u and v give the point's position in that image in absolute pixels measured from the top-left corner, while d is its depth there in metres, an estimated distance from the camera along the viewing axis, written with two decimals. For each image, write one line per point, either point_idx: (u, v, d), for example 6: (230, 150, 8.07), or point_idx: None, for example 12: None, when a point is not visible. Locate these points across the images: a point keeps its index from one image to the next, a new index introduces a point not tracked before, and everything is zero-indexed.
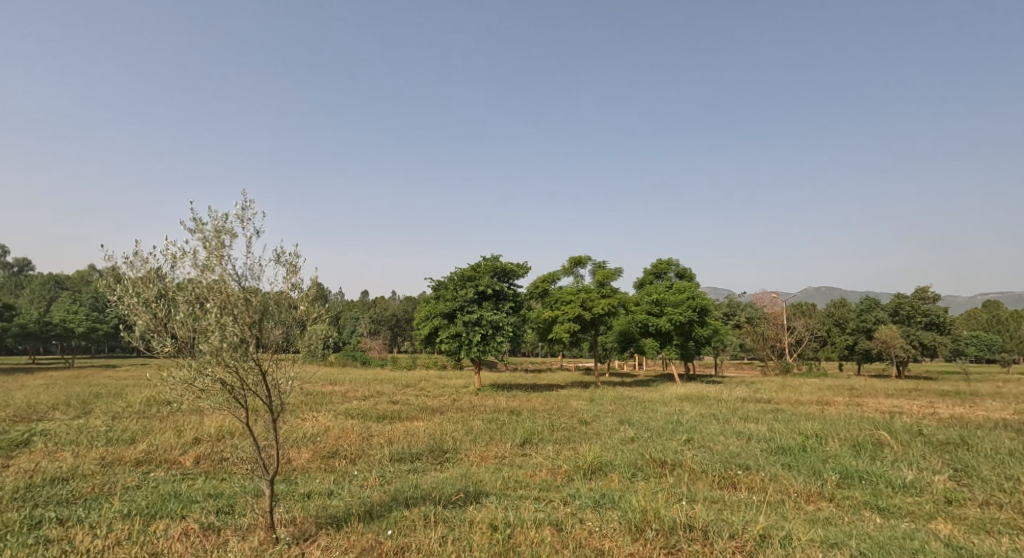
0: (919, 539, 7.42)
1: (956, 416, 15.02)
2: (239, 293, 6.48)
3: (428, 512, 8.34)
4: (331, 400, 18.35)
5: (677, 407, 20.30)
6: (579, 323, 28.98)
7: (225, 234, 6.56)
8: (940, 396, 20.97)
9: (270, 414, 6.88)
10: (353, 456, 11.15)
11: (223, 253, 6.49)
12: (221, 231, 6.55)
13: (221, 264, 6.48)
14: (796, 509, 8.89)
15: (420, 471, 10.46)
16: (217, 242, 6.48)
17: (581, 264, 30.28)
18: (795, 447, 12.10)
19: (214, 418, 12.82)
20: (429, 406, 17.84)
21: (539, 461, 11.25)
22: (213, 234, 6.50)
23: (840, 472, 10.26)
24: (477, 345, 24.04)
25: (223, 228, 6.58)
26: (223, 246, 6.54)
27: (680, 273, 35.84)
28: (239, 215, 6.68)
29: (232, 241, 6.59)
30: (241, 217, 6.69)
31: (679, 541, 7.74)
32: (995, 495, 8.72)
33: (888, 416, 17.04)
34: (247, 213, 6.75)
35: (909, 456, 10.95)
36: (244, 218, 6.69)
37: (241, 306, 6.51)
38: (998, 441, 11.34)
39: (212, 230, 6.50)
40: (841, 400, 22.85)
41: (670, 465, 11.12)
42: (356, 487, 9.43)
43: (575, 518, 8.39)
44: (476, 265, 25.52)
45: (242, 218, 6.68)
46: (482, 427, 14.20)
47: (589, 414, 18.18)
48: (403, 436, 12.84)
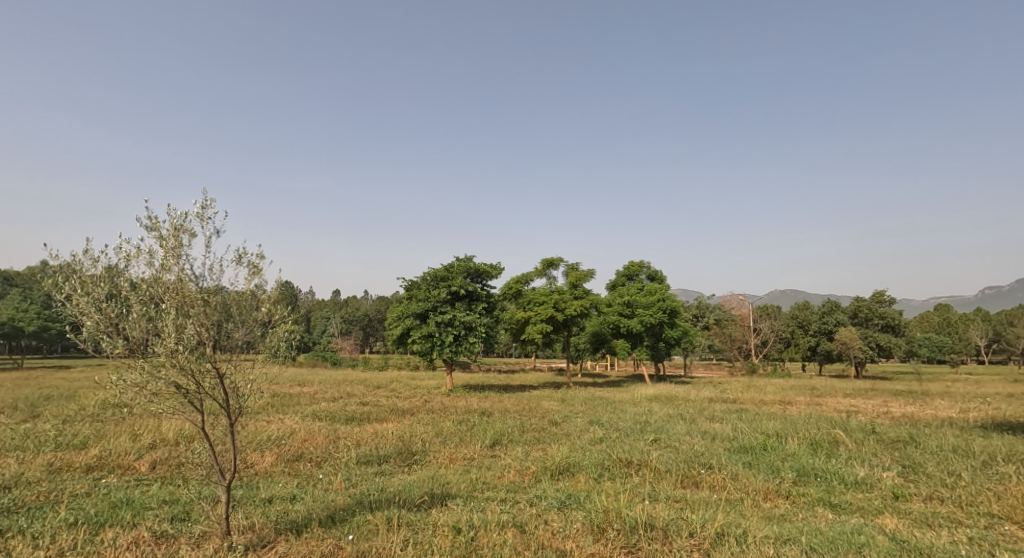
0: (866, 534, 7.71)
1: (908, 415, 15.56)
2: (197, 294, 6.36)
3: (391, 516, 8.31)
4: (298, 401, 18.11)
5: (646, 407, 20.60)
6: (552, 323, 29.19)
7: (183, 234, 6.44)
8: (894, 395, 21.74)
9: (228, 418, 6.76)
10: (319, 459, 11.03)
11: (180, 253, 6.38)
12: (179, 230, 6.43)
13: (179, 264, 6.36)
14: (753, 506, 9.13)
15: (387, 474, 10.42)
16: (174, 242, 6.36)
17: (554, 265, 30.49)
18: (756, 446, 12.39)
19: (172, 422, 12.51)
20: (399, 407, 17.76)
21: (506, 462, 11.31)
22: (171, 233, 6.37)
23: (797, 470, 10.55)
24: (450, 346, 23.99)
25: (181, 227, 6.45)
26: (180, 246, 6.42)
27: (651, 275, 36.36)
28: (198, 214, 6.55)
29: (190, 240, 6.48)
30: (200, 216, 6.56)
31: (640, 540, 7.86)
32: (938, 490, 9.10)
33: (845, 415, 17.61)
34: (206, 212, 6.62)
35: (863, 453, 11.35)
36: (203, 217, 6.56)
37: (199, 307, 6.39)
38: (944, 438, 11.83)
39: (169, 229, 6.38)
40: (802, 400, 23.51)
41: (636, 465, 11.30)
42: (320, 490, 9.35)
43: (539, 519, 8.47)
44: (449, 266, 25.42)
45: (200, 217, 6.55)
46: (452, 429, 14.21)
47: (559, 414, 18.35)
48: (370, 438, 12.77)
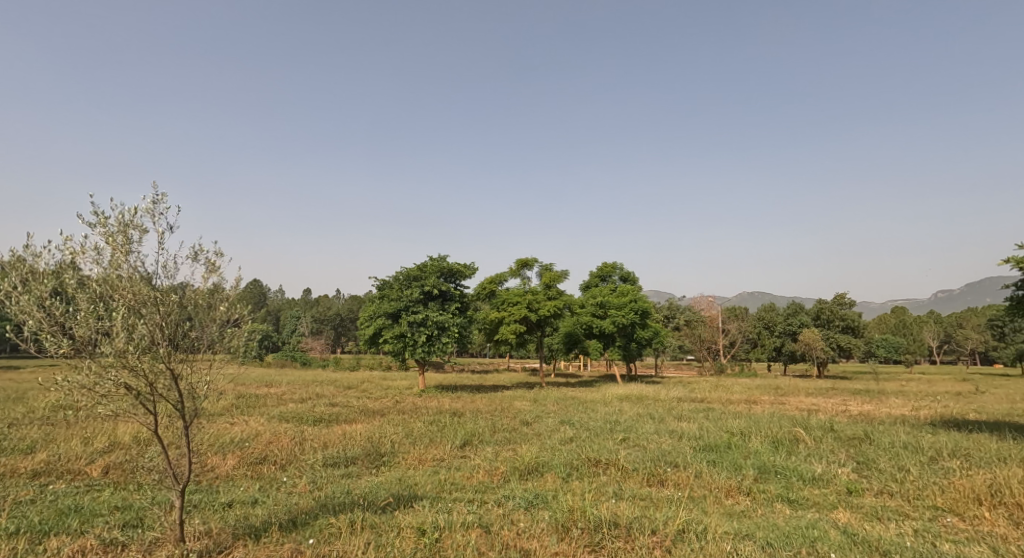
0: (820, 528, 7.93)
1: (865, 413, 16.06)
2: (149, 294, 6.23)
3: (355, 518, 8.22)
4: (265, 403, 17.80)
5: (616, 407, 20.80)
6: (525, 323, 29.24)
7: (132, 230, 6.28)
8: (852, 394, 22.42)
9: (183, 421, 6.57)
10: (283, 462, 10.86)
11: (130, 250, 6.25)
12: (128, 225, 6.27)
13: (129, 260, 6.22)
14: (716, 503, 9.31)
15: (353, 476, 10.31)
16: (123, 238, 6.22)
17: (528, 265, 30.55)
18: (721, 444, 12.62)
19: (128, 425, 12.16)
20: (369, 408, 17.57)
21: (476, 462, 11.31)
22: (119, 229, 6.22)
23: (758, 467, 10.79)
24: (422, 346, 23.88)
25: (130, 222, 6.29)
26: (130, 242, 6.28)
27: (624, 276, 36.74)
28: (148, 209, 6.40)
29: (140, 236, 6.33)
30: (151, 211, 6.40)
31: (603, 539, 7.93)
32: (889, 484, 9.40)
33: (806, 414, 18.08)
34: (158, 208, 6.46)
35: (821, 450, 11.65)
36: (154, 212, 6.41)
37: (149, 305, 6.25)
38: (897, 435, 12.24)
39: (117, 224, 6.22)
40: (766, 399, 24.04)
41: (603, 464, 11.40)
42: (283, 493, 9.21)
43: (506, 519, 8.49)
44: (422, 265, 25.23)
45: (151, 213, 6.40)
46: (423, 429, 14.14)
47: (531, 414, 18.40)
48: (338, 440, 12.60)
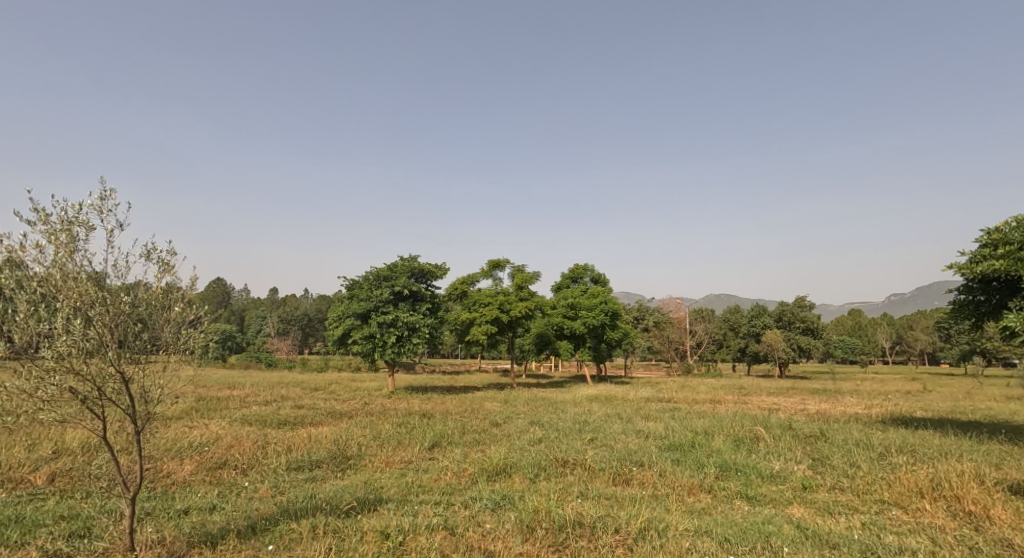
0: (776, 523, 8.17)
1: (822, 411, 16.61)
2: (95, 293, 6.08)
3: (318, 523, 8.16)
4: (227, 406, 17.45)
5: (585, 407, 21.05)
6: (497, 324, 29.32)
7: (78, 227, 6.14)
8: (810, 393, 23.19)
9: (133, 426, 6.45)
10: (244, 466, 10.69)
11: (75, 248, 6.08)
12: (73, 223, 6.12)
13: (73, 259, 6.07)
14: (678, 501, 9.51)
15: (318, 480, 10.21)
16: (67, 236, 6.06)
17: (500, 266, 30.63)
18: (685, 443, 12.89)
19: (79, 432, 11.76)
20: (336, 410, 17.39)
21: (443, 464, 11.31)
22: (62, 227, 6.06)
23: (720, 464, 11.06)
24: (392, 346, 23.74)
25: (74, 220, 6.15)
26: (75, 240, 6.12)
27: (595, 278, 37.11)
28: (95, 206, 6.25)
29: (86, 234, 6.18)
30: (98, 208, 6.25)
31: (568, 538, 8.04)
32: (842, 480, 9.75)
33: (767, 412, 18.60)
34: (105, 204, 6.31)
35: (779, 448, 11.98)
36: (101, 209, 6.26)
37: (95, 306, 6.09)
38: (850, 432, 12.69)
39: (61, 222, 6.07)
40: (730, 398, 24.64)
41: (571, 464, 11.54)
42: (243, 499, 9.08)
43: (471, 521, 8.51)
44: (392, 265, 25.00)
45: (98, 209, 6.25)
46: (391, 431, 14.06)
47: (501, 415, 18.44)
48: (303, 443, 12.45)
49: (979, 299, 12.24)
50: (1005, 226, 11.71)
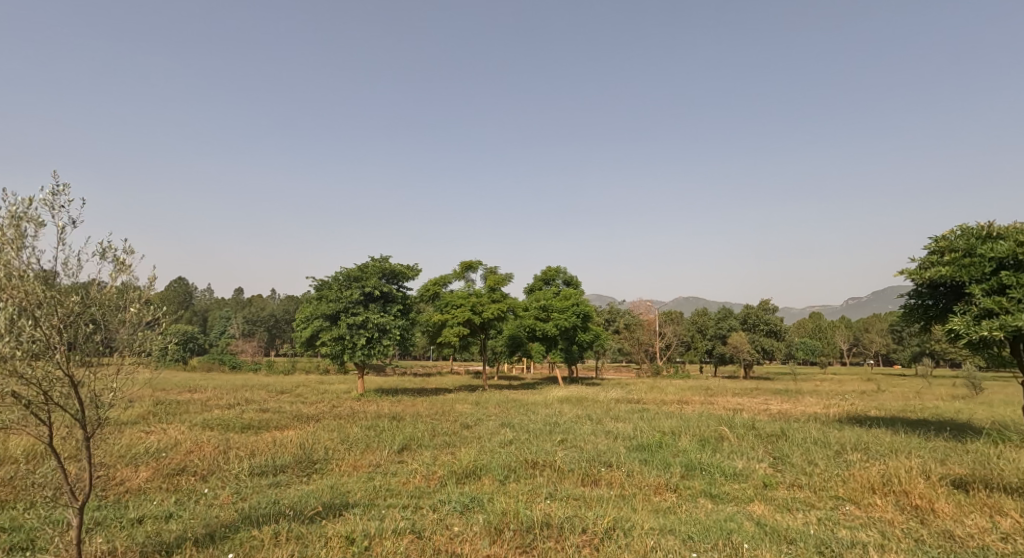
0: (737, 521, 8.41)
1: (784, 411, 17.09)
2: (43, 293, 5.91)
3: (281, 529, 8.10)
4: (187, 410, 17.08)
5: (556, 408, 21.22)
6: (469, 326, 29.33)
7: (27, 224, 5.97)
8: (773, 393, 23.84)
9: (82, 432, 6.30)
10: (204, 472, 10.51)
11: (24, 245, 5.91)
12: (21, 219, 5.96)
13: (20, 256, 5.90)
14: (645, 500, 9.70)
15: (282, 485, 10.11)
16: (15, 232, 5.90)
17: (473, 268, 30.66)
18: (653, 444, 13.12)
19: (27, 440, 11.37)
20: (303, 413, 17.18)
21: (413, 467, 11.31)
22: (11, 223, 5.90)
23: (685, 464, 11.31)
24: (362, 348, 23.55)
25: (22, 215, 5.98)
26: (23, 237, 5.95)
27: (567, 280, 37.40)
28: (46, 201, 6.06)
29: (36, 230, 6.01)
30: (49, 203, 6.06)
31: (535, 540, 8.14)
32: (800, 477, 10.08)
33: (732, 413, 19.04)
34: (57, 199, 6.11)
35: (742, 447, 12.31)
36: (52, 205, 6.06)
37: (43, 306, 5.93)
38: (811, 431, 13.10)
39: (9, 218, 5.91)
40: (697, 398, 25.15)
41: (540, 465, 11.67)
42: (202, 506, 8.95)
43: (439, 524, 8.55)
44: (363, 266, 24.78)
45: (49, 204, 6.05)
46: (359, 434, 13.97)
47: (472, 417, 18.46)
48: (268, 447, 12.28)
49: (927, 303, 12.78)
50: (951, 234, 12.26)
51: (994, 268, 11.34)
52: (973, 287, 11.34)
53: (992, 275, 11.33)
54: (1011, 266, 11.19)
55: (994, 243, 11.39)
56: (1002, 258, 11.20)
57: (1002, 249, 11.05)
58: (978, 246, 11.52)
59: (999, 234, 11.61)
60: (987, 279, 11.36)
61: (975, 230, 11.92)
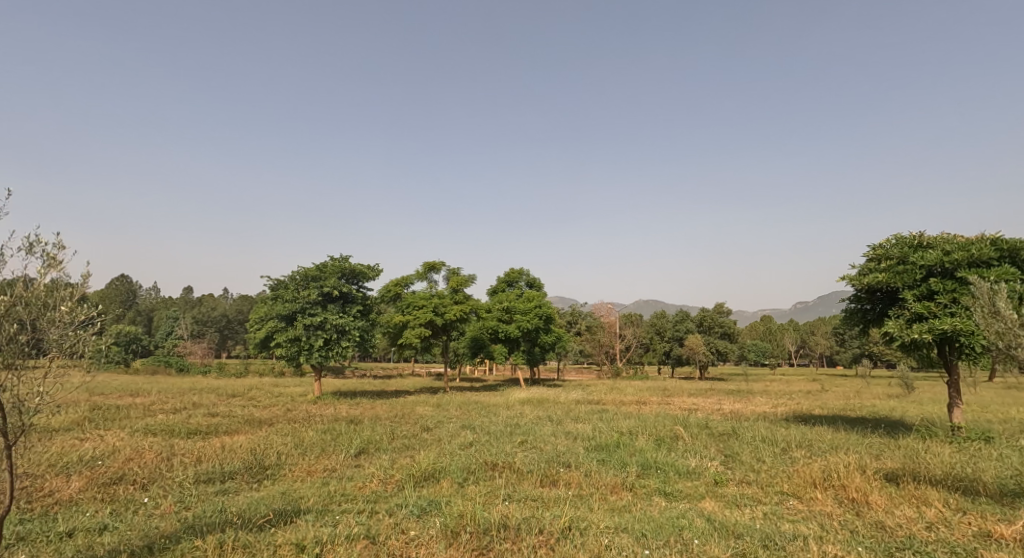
0: (687, 518, 8.69)
1: (735, 411, 17.66)
2: None
3: (227, 539, 7.98)
4: (128, 415, 16.50)
5: (517, 410, 21.41)
6: (431, 328, 29.21)
7: None
8: (726, 394, 24.61)
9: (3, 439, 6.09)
10: (144, 481, 10.20)
11: None
12: None
13: None
14: (602, 500, 9.92)
15: (230, 493, 9.91)
16: None
17: (435, 269, 30.56)
18: (611, 444, 13.39)
19: None
20: (256, 417, 16.84)
21: (370, 471, 11.25)
22: None
23: (641, 463, 11.58)
24: (319, 350, 23.19)
25: None
26: None
27: (530, 282, 37.67)
28: None
29: None
30: None
31: (491, 542, 8.24)
32: (748, 474, 10.48)
33: (686, 413, 19.54)
34: None
35: (695, 446, 12.68)
36: None
37: None
38: (760, 430, 13.58)
39: None
40: (654, 399, 25.78)
41: (501, 466, 11.76)
42: (141, 517, 8.71)
43: (395, 529, 8.56)
44: (321, 265, 24.41)
45: None
46: (314, 439, 13.77)
47: (432, 419, 18.45)
48: (216, 453, 12.01)
49: (865, 307, 13.45)
50: (888, 243, 12.93)
51: (924, 275, 12.03)
52: (906, 293, 12.00)
53: (923, 282, 12.03)
54: (939, 274, 11.91)
55: (925, 251, 12.09)
56: (932, 266, 11.89)
57: (931, 258, 11.74)
58: (910, 254, 12.21)
59: (929, 243, 12.34)
60: (918, 285, 12.05)
61: (908, 239, 12.63)
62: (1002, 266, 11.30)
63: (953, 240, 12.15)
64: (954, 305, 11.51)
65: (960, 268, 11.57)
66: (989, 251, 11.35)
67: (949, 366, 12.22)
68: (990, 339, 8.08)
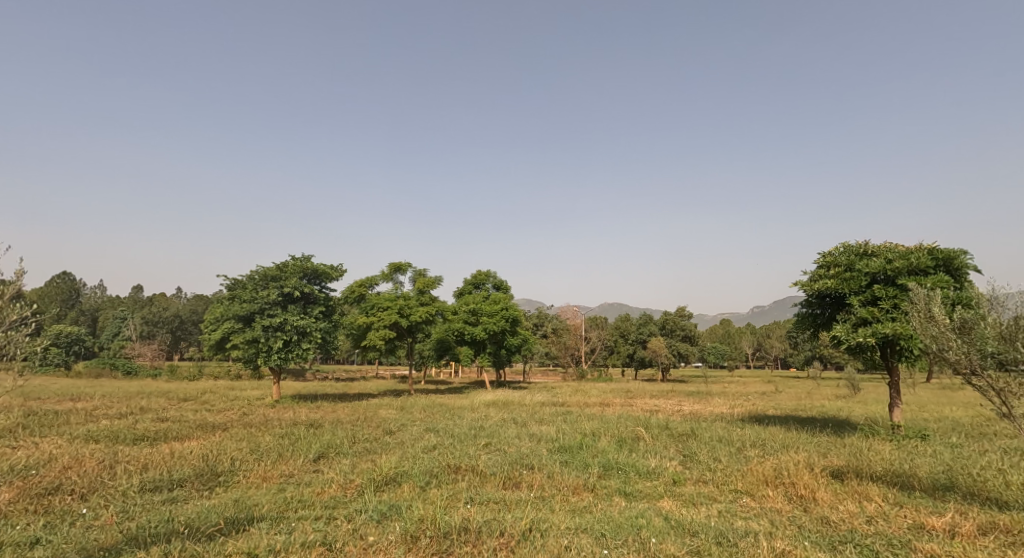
0: (646, 517, 8.77)
1: (695, 412, 17.94)
2: None
3: (173, 549, 7.70)
4: (69, 421, 15.77)
5: (481, 412, 21.34)
6: (395, 329, 28.87)
7: None
8: (686, 395, 25.06)
9: None
10: (83, 491, 9.76)
11: None
12: None
13: None
14: (563, 501, 9.93)
15: (177, 501, 9.56)
16: None
17: (401, 270, 30.25)
18: (574, 445, 13.44)
19: None
20: (209, 422, 16.33)
21: (328, 476, 11.02)
22: None
23: (603, 464, 11.65)
24: (278, 352, 22.65)
25: None
26: None
27: (497, 284, 37.62)
28: None
29: None
30: None
31: (451, 545, 8.15)
32: (706, 473, 10.66)
33: (648, 414, 19.77)
34: None
35: (655, 447, 12.84)
36: None
37: None
38: (718, 430, 13.84)
39: None
40: (617, 401, 26.03)
41: (463, 469, 11.67)
42: (78, 529, 8.32)
43: (353, 535, 8.39)
44: (282, 265, 23.86)
45: None
46: (271, 444, 13.41)
47: (395, 422, 18.21)
48: (164, 460, 11.57)
49: (816, 312, 13.85)
50: (837, 250, 13.35)
51: (869, 282, 12.48)
52: (852, 299, 12.42)
53: (867, 288, 12.47)
54: (883, 281, 12.36)
55: (869, 259, 12.53)
56: (875, 273, 12.33)
57: (875, 265, 12.18)
58: (856, 261, 12.63)
59: (873, 251, 12.80)
60: (863, 291, 12.48)
61: (854, 247, 13.07)
62: (939, 274, 11.79)
63: (895, 248, 12.63)
64: (895, 310, 11.97)
65: (901, 276, 12.03)
66: (927, 260, 11.85)
67: (891, 368, 12.68)
68: (926, 341, 8.39)
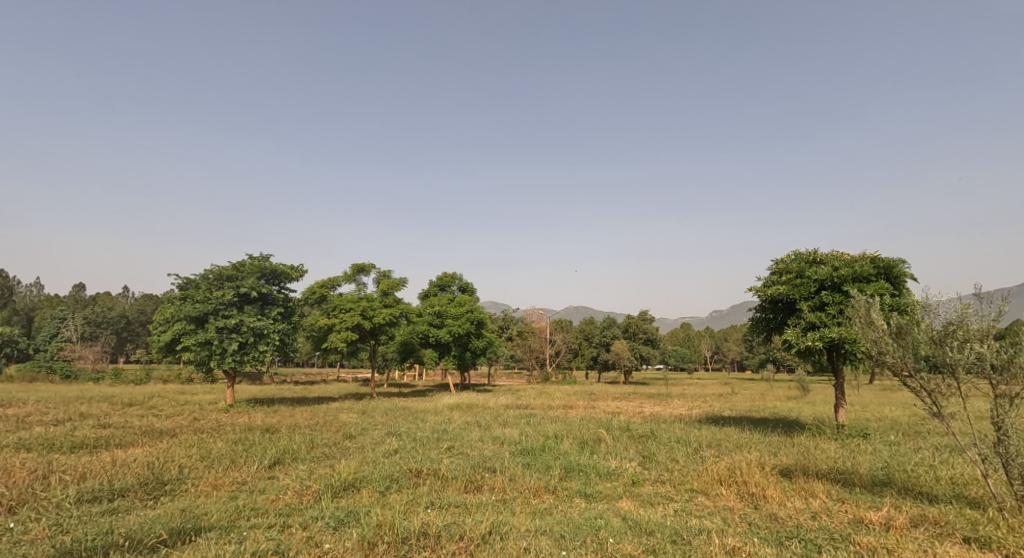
0: (605, 518, 8.85)
1: (655, 413, 18.18)
2: None
3: None
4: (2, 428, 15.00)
5: (445, 415, 21.20)
6: (358, 332, 28.46)
7: None
8: (647, 397, 25.42)
9: None
10: (12, 503, 9.29)
11: None
12: None
13: None
14: (524, 503, 9.93)
15: (118, 513, 9.20)
16: None
17: (364, 271, 29.88)
18: (536, 448, 13.46)
19: None
20: (156, 428, 15.76)
21: (284, 482, 10.77)
22: None
23: (564, 466, 11.70)
24: (232, 354, 22.04)
25: None
26: None
27: (462, 287, 37.47)
28: None
29: None
30: None
31: (409, 550, 8.06)
32: (664, 473, 10.83)
33: (609, 416, 19.96)
34: None
35: (615, 448, 12.96)
36: None
37: None
38: (676, 431, 14.06)
39: None
40: (580, 403, 26.24)
41: (424, 473, 11.57)
42: (6, 545, 7.91)
43: (308, 542, 8.21)
44: (238, 265, 23.26)
45: None
46: (224, 450, 13.02)
47: (357, 426, 17.93)
48: (107, 469, 11.11)
49: (768, 316, 14.23)
50: (789, 257, 13.75)
51: (817, 288, 12.89)
52: (802, 304, 12.82)
53: (816, 294, 12.89)
54: (830, 287, 12.78)
55: (817, 267, 12.94)
56: (823, 280, 12.74)
57: (822, 272, 12.59)
58: (806, 268, 13.03)
59: (821, 259, 13.23)
60: (812, 297, 12.89)
61: (804, 255, 13.48)
62: (880, 281, 12.27)
63: (841, 257, 13.08)
64: (841, 315, 12.41)
65: (846, 282, 12.46)
66: (869, 268, 12.32)
67: (836, 370, 13.11)
68: (866, 346, 8.67)
